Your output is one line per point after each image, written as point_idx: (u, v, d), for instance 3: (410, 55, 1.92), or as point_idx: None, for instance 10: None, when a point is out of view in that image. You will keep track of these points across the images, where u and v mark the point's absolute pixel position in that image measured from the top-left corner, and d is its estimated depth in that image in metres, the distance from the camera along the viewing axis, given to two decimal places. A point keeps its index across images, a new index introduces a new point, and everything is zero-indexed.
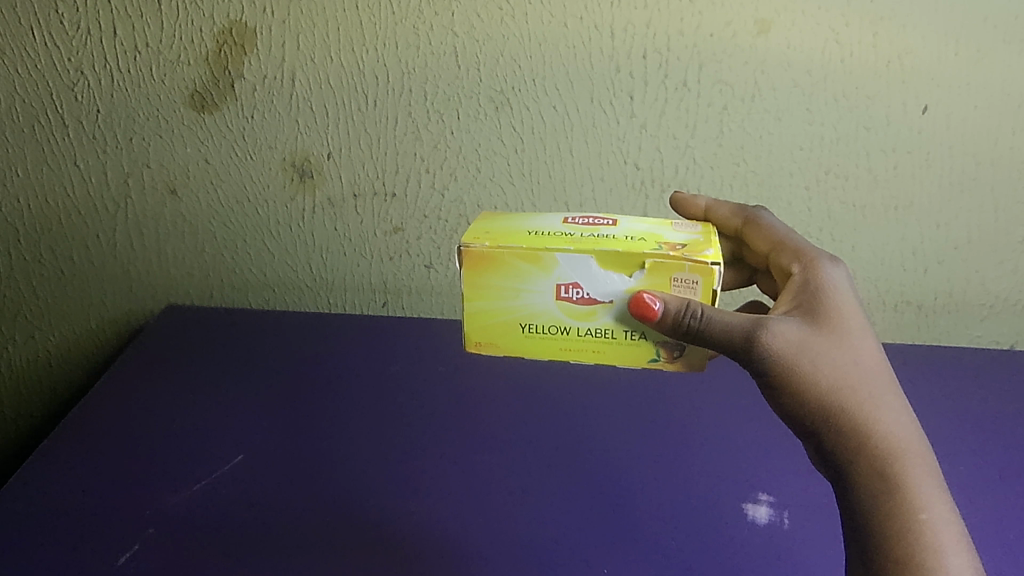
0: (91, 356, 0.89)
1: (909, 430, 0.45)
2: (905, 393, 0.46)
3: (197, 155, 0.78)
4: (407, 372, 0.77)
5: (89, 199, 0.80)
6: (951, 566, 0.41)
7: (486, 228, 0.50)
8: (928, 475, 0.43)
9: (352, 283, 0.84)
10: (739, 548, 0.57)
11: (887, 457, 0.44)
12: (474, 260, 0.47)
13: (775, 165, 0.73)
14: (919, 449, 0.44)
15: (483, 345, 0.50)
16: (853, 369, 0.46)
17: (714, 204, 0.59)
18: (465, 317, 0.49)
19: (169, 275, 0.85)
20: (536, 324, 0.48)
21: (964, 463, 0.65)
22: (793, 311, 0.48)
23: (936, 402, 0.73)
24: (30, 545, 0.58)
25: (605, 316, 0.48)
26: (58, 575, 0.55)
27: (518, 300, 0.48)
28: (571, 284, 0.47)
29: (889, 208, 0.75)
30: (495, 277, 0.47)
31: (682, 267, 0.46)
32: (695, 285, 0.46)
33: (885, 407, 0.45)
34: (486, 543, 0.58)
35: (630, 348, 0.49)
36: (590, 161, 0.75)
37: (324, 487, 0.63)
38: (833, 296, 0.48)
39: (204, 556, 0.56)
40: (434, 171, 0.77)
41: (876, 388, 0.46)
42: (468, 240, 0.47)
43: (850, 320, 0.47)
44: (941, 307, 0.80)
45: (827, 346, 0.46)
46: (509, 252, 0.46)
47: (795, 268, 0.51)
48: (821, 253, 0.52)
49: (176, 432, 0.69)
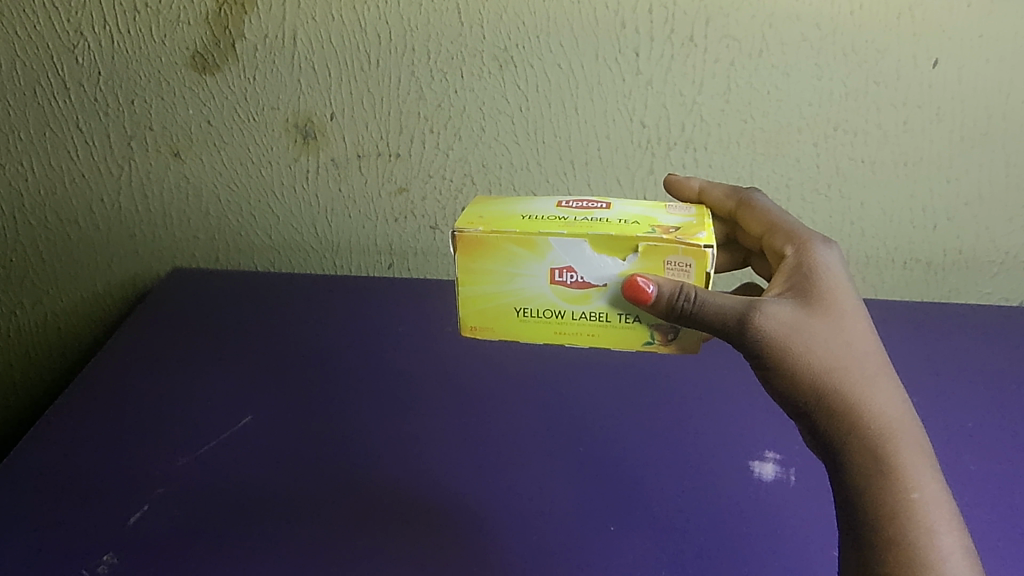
0: (99, 319, 0.89)
1: (901, 412, 0.44)
2: (897, 375, 0.46)
3: (200, 117, 0.77)
4: (414, 333, 0.77)
5: (93, 162, 0.80)
6: (943, 546, 0.41)
7: (480, 213, 0.50)
8: (920, 455, 0.43)
9: (357, 245, 0.84)
10: (746, 506, 0.58)
11: (879, 437, 0.43)
12: (468, 244, 0.47)
13: (784, 122, 0.73)
14: (913, 429, 0.44)
15: (478, 329, 0.50)
16: (846, 350, 0.46)
17: (708, 186, 0.59)
18: (460, 302, 0.49)
19: (175, 238, 0.85)
20: (531, 308, 0.48)
21: (970, 421, 0.65)
22: (786, 293, 0.48)
23: (944, 361, 0.72)
24: (42, 506, 0.58)
25: (599, 300, 0.47)
26: (71, 533, 0.56)
27: (512, 284, 0.48)
28: (564, 268, 0.46)
29: (899, 164, 0.74)
30: (490, 261, 0.47)
31: (675, 250, 0.45)
32: (688, 268, 0.46)
33: (877, 388, 0.45)
34: (498, 501, 0.59)
35: (625, 330, 0.48)
36: (596, 119, 0.74)
37: (334, 447, 0.63)
38: (825, 278, 0.48)
39: (214, 516, 0.57)
40: (439, 130, 0.76)
41: (868, 368, 0.46)
42: (462, 225, 0.47)
43: (843, 301, 0.47)
44: (951, 264, 0.79)
45: (820, 327, 0.46)
46: (502, 236, 0.46)
47: (789, 251, 0.51)
48: (814, 234, 0.52)
49: (185, 393, 0.69)
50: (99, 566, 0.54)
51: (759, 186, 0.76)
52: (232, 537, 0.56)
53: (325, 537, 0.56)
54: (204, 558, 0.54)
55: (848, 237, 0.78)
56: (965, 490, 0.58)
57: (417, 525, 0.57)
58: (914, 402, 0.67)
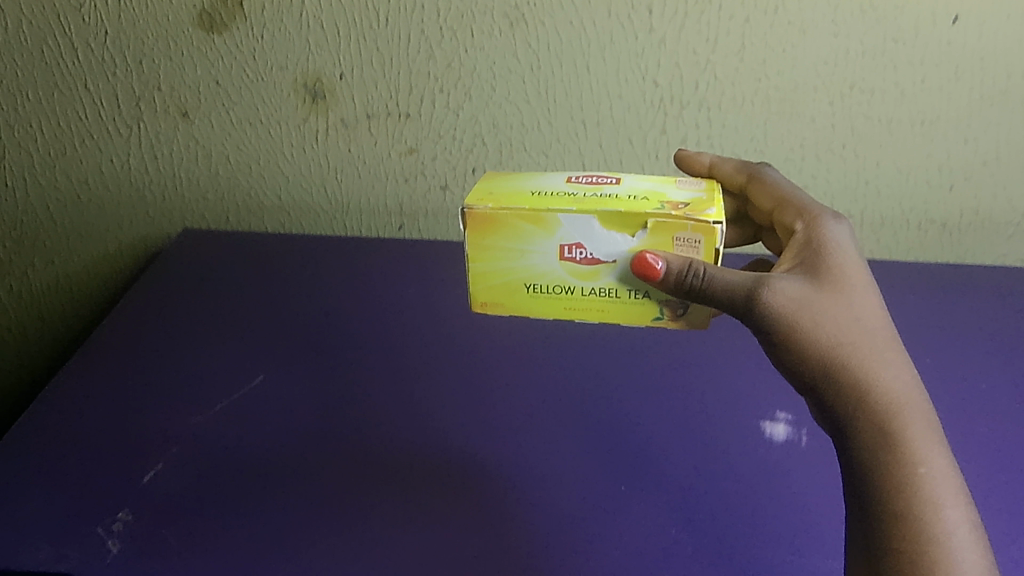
0: (111, 280, 0.89)
1: (909, 387, 0.44)
2: (905, 350, 0.46)
3: (208, 77, 0.76)
4: (425, 295, 0.77)
5: (102, 123, 0.80)
6: (950, 519, 0.41)
7: (489, 189, 0.50)
8: (928, 429, 0.43)
9: (367, 206, 0.84)
10: (757, 467, 0.58)
11: (886, 412, 0.43)
12: (478, 221, 0.47)
13: (799, 80, 0.71)
14: (921, 403, 0.44)
15: (488, 305, 0.50)
16: (855, 325, 0.46)
17: (718, 161, 0.59)
18: (470, 278, 0.49)
19: (185, 199, 0.85)
20: (540, 284, 0.49)
21: (985, 380, 0.65)
22: (795, 269, 0.48)
23: (958, 323, 0.72)
24: (56, 464, 0.59)
25: (608, 276, 0.48)
26: (85, 491, 0.56)
27: (523, 261, 0.48)
28: (574, 245, 0.47)
29: (915, 122, 0.72)
30: (500, 238, 0.47)
31: (684, 227, 0.45)
32: (697, 244, 0.46)
33: (885, 363, 0.45)
34: (509, 461, 0.59)
35: (633, 306, 0.49)
36: (608, 79, 0.73)
37: (345, 407, 0.64)
38: (834, 254, 0.48)
39: (226, 475, 0.57)
40: (449, 90, 0.75)
41: (876, 344, 0.46)
42: (471, 202, 0.47)
43: (852, 276, 0.47)
44: (966, 224, 0.78)
45: (829, 302, 0.46)
46: (512, 214, 0.46)
47: (798, 225, 0.52)
48: (824, 209, 0.52)
49: (198, 354, 0.70)
50: (115, 524, 0.54)
51: (773, 145, 0.75)
52: (247, 494, 0.56)
53: (338, 493, 0.56)
54: (220, 515, 0.54)
55: (862, 197, 0.77)
56: (979, 449, 0.58)
57: (428, 484, 0.57)
58: (927, 363, 0.66)
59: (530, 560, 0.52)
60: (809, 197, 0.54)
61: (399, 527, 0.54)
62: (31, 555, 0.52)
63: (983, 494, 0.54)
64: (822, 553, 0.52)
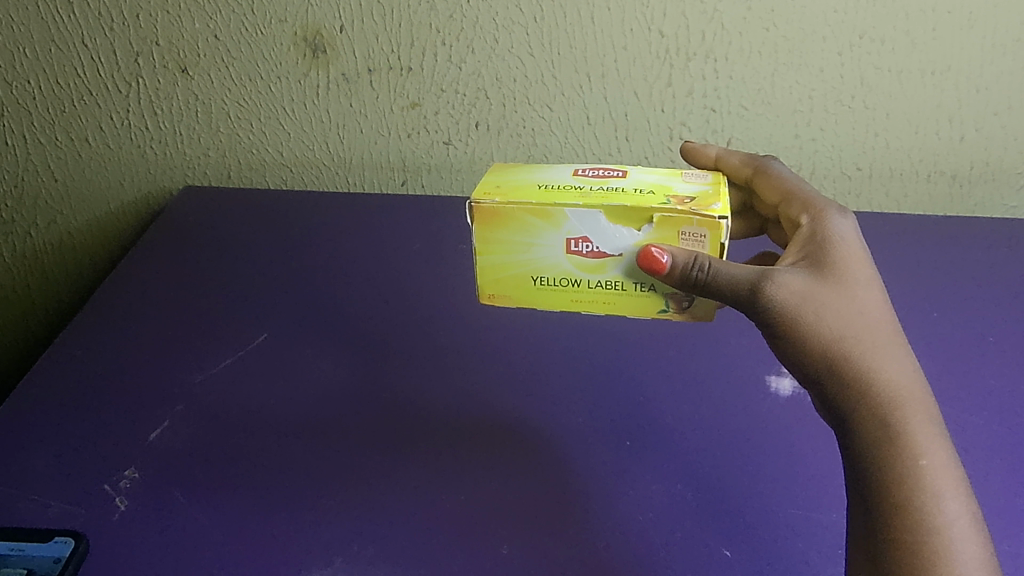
0: (114, 238, 0.89)
1: (911, 379, 0.44)
2: (908, 343, 0.46)
3: (206, 31, 0.76)
4: (429, 251, 0.76)
5: (99, 79, 0.79)
6: (950, 511, 0.40)
7: (497, 182, 0.50)
8: (930, 421, 0.43)
9: (370, 161, 0.83)
10: (763, 421, 0.58)
11: (888, 404, 0.43)
12: (486, 216, 0.48)
13: (808, 29, 0.70)
14: (924, 396, 0.44)
15: (496, 296, 0.51)
16: (858, 317, 0.45)
17: (725, 154, 0.58)
18: (479, 271, 0.50)
19: (185, 156, 0.84)
20: (547, 276, 0.50)
21: (994, 334, 0.64)
22: (800, 262, 0.48)
23: (967, 276, 0.70)
24: (63, 420, 0.59)
25: (613, 270, 0.49)
26: (92, 448, 0.57)
27: (528, 254, 0.49)
28: (580, 238, 0.47)
29: (926, 72, 0.71)
30: (507, 232, 0.48)
31: (689, 222, 0.46)
32: (702, 238, 0.46)
33: (888, 356, 0.44)
34: (514, 415, 0.59)
35: (639, 299, 0.50)
36: (613, 29, 0.72)
37: (350, 364, 0.64)
38: (839, 247, 0.48)
39: (231, 431, 0.58)
40: (451, 42, 0.74)
41: (879, 337, 0.45)
42: (479, 196, 0.48)
43: (856, 269, 0.47)
44: (978, 176, 0.76)
45: (833, 295, 0.45)
46: (520, 208, 0.47)
47: (803, 219, 0.51)
48: (830, 204, 0.51)
49: (203, 311, 0.70)
50: (121, 482, 0.54)
51: (780, 97, 0.74)
52: (252, 450, 0.56)
53: (342, 447, 0.56)
54: (225, 472, 0.54)
55: (872, 149, 0.76)
56: (987, 405, 0.57)
57: (432, 439, 0.57)
58: (935, 317, 0.66)
59: (537, 513, 0.51)
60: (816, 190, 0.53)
61: (403, 480, 0.54)
62: (40, 512, 0.52)
63: (991, 452, 0.53)
64: (826, 506, 0.51)
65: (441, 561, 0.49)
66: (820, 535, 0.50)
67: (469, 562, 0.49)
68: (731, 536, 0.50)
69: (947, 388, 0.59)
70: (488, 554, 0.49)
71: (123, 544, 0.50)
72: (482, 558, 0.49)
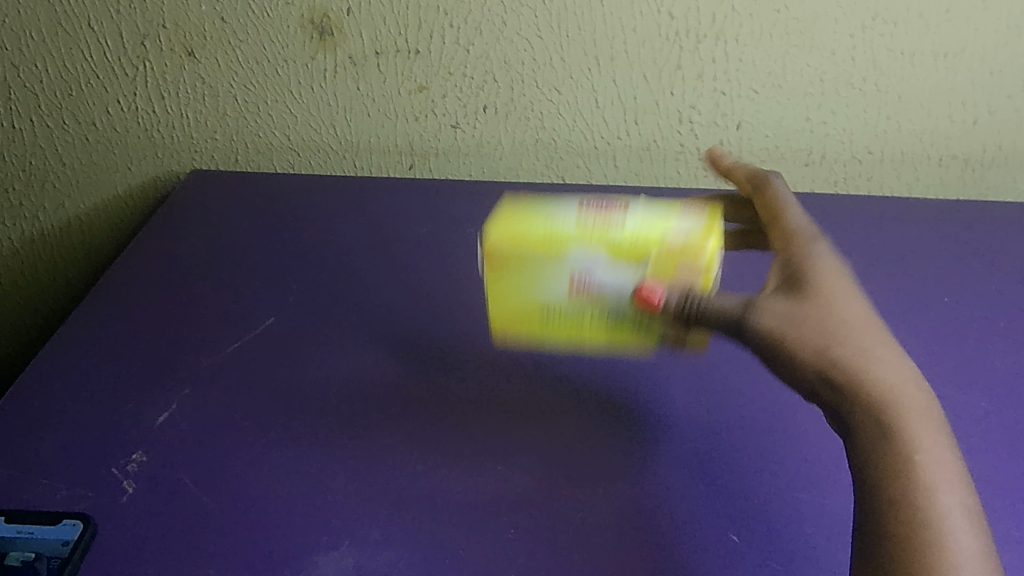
0: (121, 222, 0.89)
1: (901, 380, 0.44)
2: (898, 348, 0.45)
3: (213, 13, 0.75)
4: (436, 235, 0.76)
5: (106, 63, 0.79)
6: (944, 504, 0.40)
7: (507, 214, 0.50)
8: (924, 419, 0.42)
9: (377, 144, 0.83)
10: (771, 405, 0.57)
11: (877, 405, 0.43)
12: (497, 257, 0.48)
13: (820, 11, 0.69)
14: (914, 395, 0.43)
15: (507, 329, 0.52)
16: (846, 328, 0.45)
17: (738, 166, 0.61)
18: (490, 305, 0.51)
19: (192, 139, 0.84)
20: (558, 321, 0.50)
21: (1005, 319, 0.63)
22: (783, 283, 0.49)
23: (978, 260, 0.70)
24: (70, 403, 0.59)
25: (621, 330, 0.49)
26: (100, 431, 0.57)
27: (531, 291, 0.49)
28: (588, 289, 0.48)
29: (939, 55, 0.70)
30: (518, 274, 0.49)
31: (682, 263, 0.47)
32: (695, 281, 0.48)
33: (876, 359, 0.44)
34: (521, 399, 0.58)
35: (642, 347, 0.50)
36: (622, 11, 0.71)
37: (356, 348, 0.63)
38: (817, 269, 0.49)
39: (238, 414, 0.58)
40: (459, 25, 0.74)
41: (867, 343, 0.45)
42: (490, 232, 0.48)
43: (839, 287, 0.48)
44: (989, 159, 0.75)
45: (817, 311, 0.46)
46: (530, 248, 0.48)
47: (789, 238, 0.52)
48: (812, 231, 0.52)
49: (210, 295, 0.70)
50: (129, 465, 0.54)
51: (791, 80, 0.73)
52: (258, 434, 0.56)
53: (350, 431, 0.56)
54: (233, 456, 0.55)
55: (883, 132, 0.75)
56: (996, 391, 0.57)
57: (441, 423, 0.56)
58: (945, 302, 0.65)
59: (543, 499, 0.51)
60: (801, 216, 0.54)
61: (409, 464, 0.53)
62: (49, 494, 0.52)
63: (1000, 438, 0.53)
64: (836, 492, 0.51)
65: (446, 544, 0.49)
66: (826, 523, 0.49)
67: (475, 545, 0.48)
68: (737, 522, 0.49)
69: (956, 373, 0.58)
70: (494, 537, 0.49)
71: (130, 527, 0.50)
72: (487, 541, 0.49)
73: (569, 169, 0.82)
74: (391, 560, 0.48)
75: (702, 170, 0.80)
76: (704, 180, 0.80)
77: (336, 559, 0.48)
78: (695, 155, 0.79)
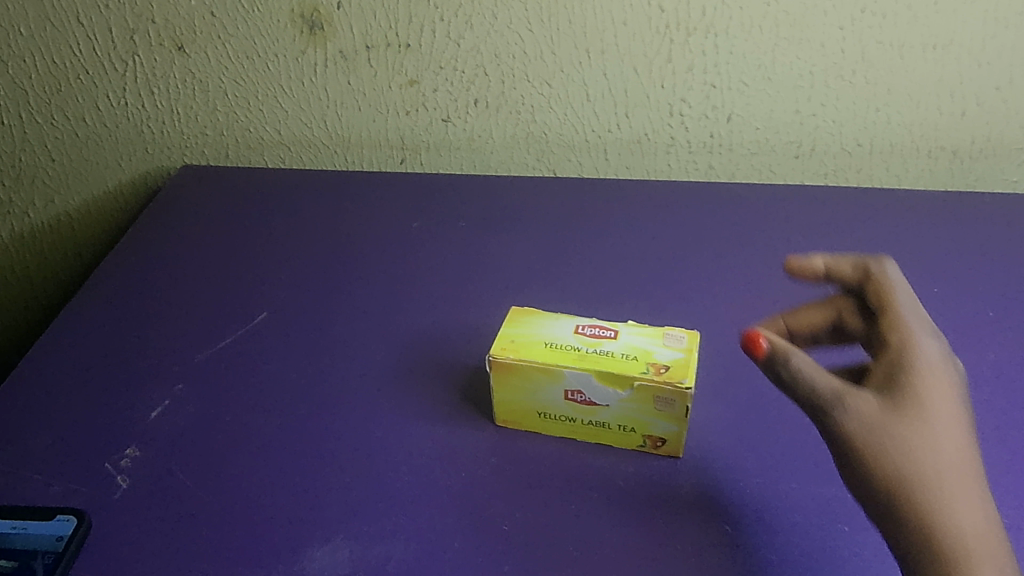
0: (112, 218, 0.89)
1: (979, 515, 0.39)
2: (987, 483, 0.41)
3: (203, 8, 0.75)
4: (427, 229, 0.76)
5: (95, 58, 0.79)
6: None
7: (512, 332, 0.55)
8: (994, 565, 0.38)
9: (368, 139, 0.82)
10: (762, 395, 0.57)
11: (946, 535, 0.38)
12: (498, 367, 0.52)
13: (809, 3, 0.69)
14: (990, 536, 0.39)
15: (509, 422, 0.55)
16: (931, 449, 0.41)
17: (834, 265, 0.52)
18: (494, 403, 0.54)
19: (183, 134, 0.84)
20: (551, 413, 0.53)
21: (994, 312, 0.63)
22: (883, 385, 0.44)
23: (967, 253, 0.70)
24: (63, 399, 0.59)
25: (603, 414, 0.52)
26: (92, 427, 0.57)
27: (528, 400, 0.53)
28: (576, 390, 0.52)
29: (927, 47, 0.70)
30: (518, 381, 0.53)
31: (662, 390, 0.50)
32: (673, 401, 0.50)
33: (957, 484, 0.40)
34: None
35: (622, 434, 0.53)
36: (612, 4, 0.71)
37: (348, 343, 0.63)
38: (923, 373, 0.44)
39: (230, 409, 0.58)
40: (449, 19, 0.74)
41: (951, 465, 0.40)
42: (495, 350, 0.53)
43: (939, 404, 0.43)
44: (979, 151, 0.75)
45: (904, 424, 0.42)
46: (527, 365, 0.52)
47: (905, 328, 0.47)
48: (929, 335, 0.47)
49: (204, 289, 0.70)
50: (122, 460, 0.54)
51: (781, 72, 0.73)
52: (253, 429, 0.56)
53: (342, 425, 0.56)
54: (225, 450, 0.55)
55: (873, 124, 0.75)
56: (989, 383, 0.57)
57: (434, 416, 0.57)
58: (934, 294, 0.65)
59: (535, 490, 0.51)
60: (920, 315, 0.48)
61: (404, 458, 0.53)
62: (41, 489, 0.52)
63: (992, 428, 0.53)
64: (828, 480, 0.51)
65: (440, 537, 0.49)
66: (817, 508, 0.49)
67: (469, 537, 0.49)
68: (730, 510, 0.50)
69: None
70: (489, 531, 0.49)
71: (124, 524, 0.50)
72: (482, 534, 0.49)
73: (560, 163, 0.82)
74: (385, 554, 0.48)
75: (693, 163, 0.80)
76: (695, 173, 0.80)
77: (330, 552, 0.48)
78: (685, 148, 0.79)
